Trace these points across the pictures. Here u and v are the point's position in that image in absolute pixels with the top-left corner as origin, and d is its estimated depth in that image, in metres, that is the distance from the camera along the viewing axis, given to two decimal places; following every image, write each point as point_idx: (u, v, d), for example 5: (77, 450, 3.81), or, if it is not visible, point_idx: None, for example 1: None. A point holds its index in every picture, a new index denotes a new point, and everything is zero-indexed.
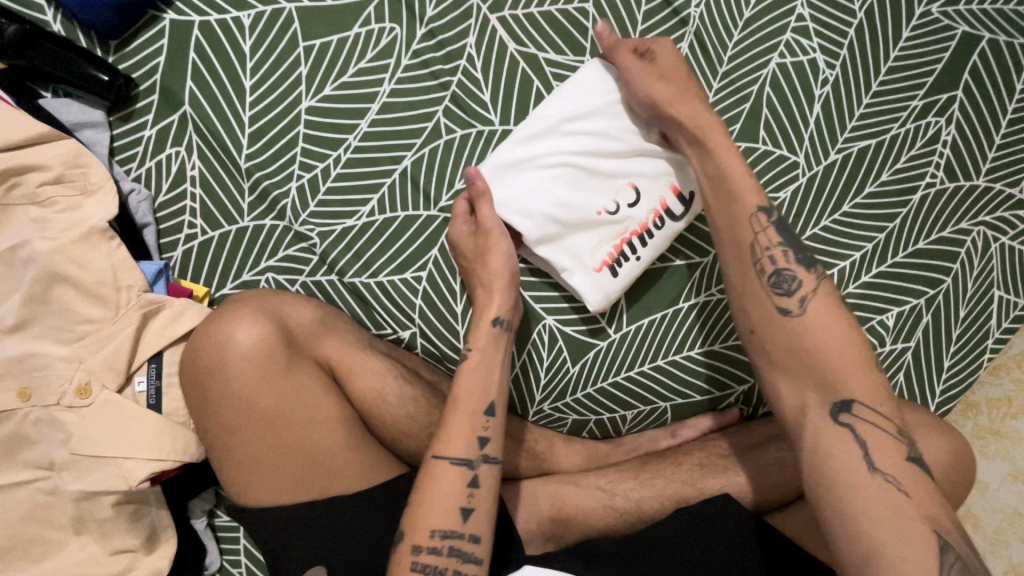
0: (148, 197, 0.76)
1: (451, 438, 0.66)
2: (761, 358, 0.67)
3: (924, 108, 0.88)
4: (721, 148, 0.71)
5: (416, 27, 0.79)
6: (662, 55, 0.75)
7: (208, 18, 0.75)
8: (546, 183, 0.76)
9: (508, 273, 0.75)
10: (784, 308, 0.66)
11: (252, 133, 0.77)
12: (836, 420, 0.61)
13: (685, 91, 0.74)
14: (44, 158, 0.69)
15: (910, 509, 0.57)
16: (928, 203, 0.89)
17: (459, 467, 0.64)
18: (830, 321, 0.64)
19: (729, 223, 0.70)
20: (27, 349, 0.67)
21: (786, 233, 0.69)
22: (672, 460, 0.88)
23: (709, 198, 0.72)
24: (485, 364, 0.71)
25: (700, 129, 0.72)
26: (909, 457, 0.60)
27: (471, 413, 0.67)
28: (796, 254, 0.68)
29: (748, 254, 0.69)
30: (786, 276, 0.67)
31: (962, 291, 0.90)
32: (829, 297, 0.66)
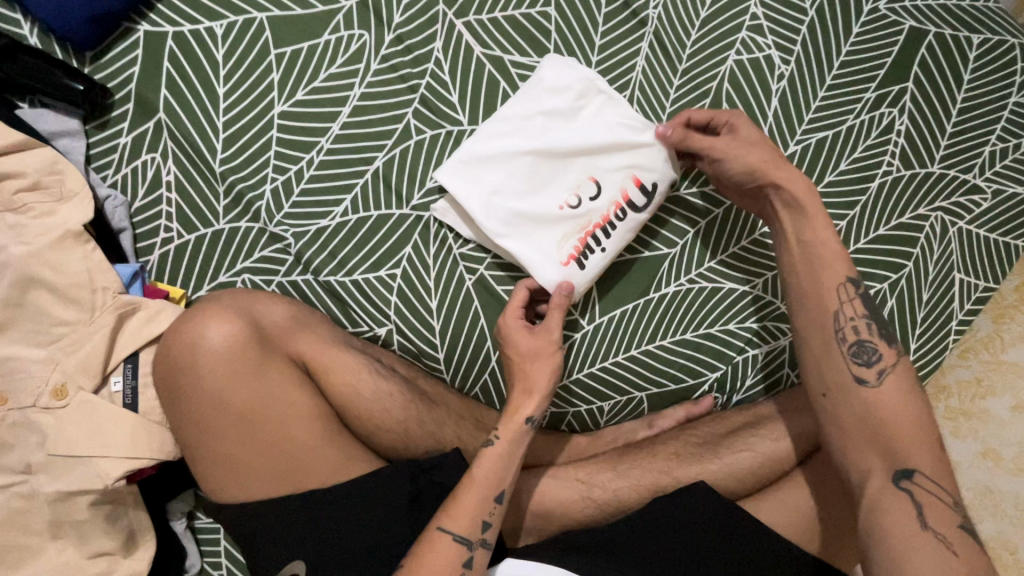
0: (124, 203, 0.77)
1: (459, 513, 0.66)
2: (829, 422, 0.70)
3: (877, 100, 0.91)
4: (819, 217, 0.74)
5: (384, 33, 0.81)
6: (741, 127, 0.79)
7: (182, 28, 0.78)
8: (506, 179, 0.79)
9: (549, 364, 0.73)
10: (861, 377, 0.69)
11: (226, 138, 0.79)
12: (896, 484, 0.63)
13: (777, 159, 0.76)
14: (20, 166, 0.70)
15: (959, 568, 0.58)
16: (886, 191, 0.92)
17: (460, 545, 0.65)
18: (906, 397, 0.67)
19: (815, 294, 0.73)
20: (3, 353, 0.68)
21: (871, 308, 0.72)
22: (649, 448, 0.89)
23: (794, 261, 0.75)
24: (508, 456, 0.70)
25: (801, 192, 0.74)
26: (963, 525, 0.61)
27: (482, 499, 0.67)
28: (879, 329, 0.71)
29: (830, 324, 0.72)
30: (868, 349, 0.70)
31: (924, 275, 0.93)
32: (910, 375, 0.69)
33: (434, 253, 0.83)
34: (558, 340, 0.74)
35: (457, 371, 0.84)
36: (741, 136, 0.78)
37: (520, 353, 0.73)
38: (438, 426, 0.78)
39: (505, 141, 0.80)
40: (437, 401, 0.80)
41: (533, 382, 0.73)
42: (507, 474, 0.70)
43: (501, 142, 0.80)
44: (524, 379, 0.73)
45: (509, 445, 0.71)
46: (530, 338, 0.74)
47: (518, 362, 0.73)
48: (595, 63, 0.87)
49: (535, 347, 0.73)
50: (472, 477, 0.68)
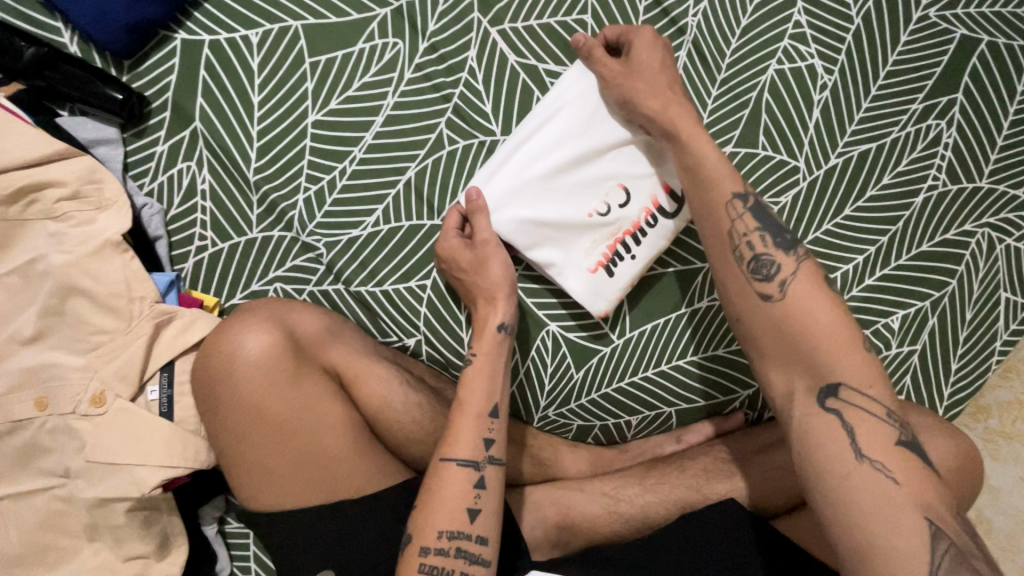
0: (160, 211, 0.78)
1: (456, 438, 0.67)
2: (750, 347, 0.66)
3: (923, 112, 0.88)
4: (697, 139, 0.71)
5: (418, 42, 0.81)
6: (640, 48, 0.76)
7: (218, 36, 0.78)
8: (528, 185, 0.78)
9: (499, 268, 0.76)
10: (766, 293, 0.64)
11: (260, 147, 0.79)
12: (824, 406, 0.60)
13: (665, 87, 0.74)
14: (61, 175, 0.71)
15: (902, 497, 0.56)
16: (932, 206, 0.89)
17: (466, 468, 0.66)
18: (810, 305, 0.63)
19: (708, 214, 0.69)
20: (44, 359, 0.69)
21: (764, 219, 0.68)
22: (677, 464, 0.88)
23: (687, 189, 0.71)
24: (489, 367, 0.73)
25: (675, 123, 0.72)
26: (900, 441, 0.59)
27: (479, 416, 0.69)
28: (775, 239, 0.67)
29: (729, 242, 0.67)
30: (766, 262, 0.66)
31: (968, 293, 0.90)
32: (813, 278, 0.64)
33: None
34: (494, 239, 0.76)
35: None
36: (633, 62, 0.76)
37: (466, 266, 0.77)
38: None
39: (528, 148, 0.78)
40: None
41: (488, 286, 0.76)
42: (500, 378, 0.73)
43: (523, 149, 0.78)
44: (482, 286, 0.76)
45: (489, 359, 0.73)
46: (467, 252, 0.77)
47: (470, 280, 0.77)
48: None
49: (474, 258, 0.76)
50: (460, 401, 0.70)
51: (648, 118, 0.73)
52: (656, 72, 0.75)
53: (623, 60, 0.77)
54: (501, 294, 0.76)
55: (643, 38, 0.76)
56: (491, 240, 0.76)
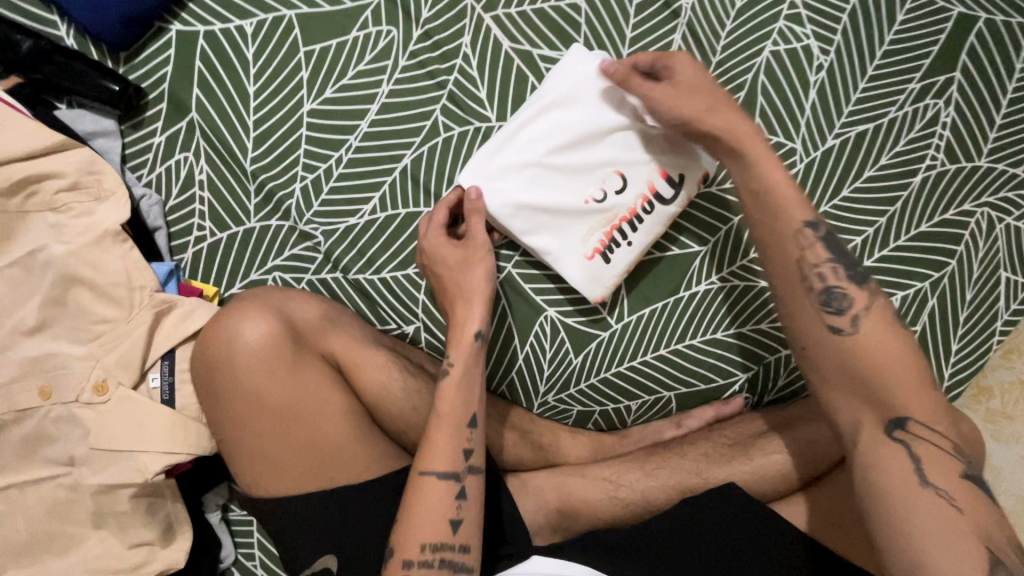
0: (159, 202, 0.78)
1: (436, 454, 0.66)
2: (814, 377, 0.65)
3: (921, 92, 0.88)
4: (769, 160, 0.68)
5: (412, 29, 0.81)
6: (682, 69, 0.73)
7: (213, 27, 0.78)
8: (526, 172, 0.78)
9: (479, 269, 0.74)
10: (836, 325, 0.64)
11: (257, 136, 0.79)
12: (889, 437, 0.59)
13: (724, 105, 0.71)
14: (60, 166, 0.72)
15: (966, 526, 0.55)
16: (930, 186, 0.89)
17: (447, 481, 0.65)
18: (887, 340, 0.62)
19: (777, 240, 0.67)
20: (46, 349, 0.70)
21: (836, 250, 0.67)
22: (677, 449, 0.88)
23: (750, 213, 0.70)
24: (466, 375, 0.71)
25: (743, 143, 0.69)
26: (964, 473, 0.58)
27: (456, 428, 0.67)
28: (847, 271, 0.66)
29: (796, 271, 0.67)
30: (837, 294, 0.65)
31: (968, 273, 0.90)
32: (883, 313, 0.64)
33: None
34: (485, 243, 0.75)
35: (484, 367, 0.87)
36: (680, 82, 0.73)
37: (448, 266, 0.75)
38: None
39: (526, 135, 0.78)
40: None
41: (466, 289, 0.74)
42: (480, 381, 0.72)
43: (521, 136, 0.78)
44: (459, 288, 0.74)
45: (467, 371, 0.71)
46: (456, 250, 0.75)
47: (450, 278, 0.75)
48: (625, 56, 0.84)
49: (463, 257, 0.75)
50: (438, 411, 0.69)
51: (710, 136, 0.71)
52: (710, 93, 0.72)
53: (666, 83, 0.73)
54: (478, 297, 0.73)
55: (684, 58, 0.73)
56: (482, 245, 0.75)
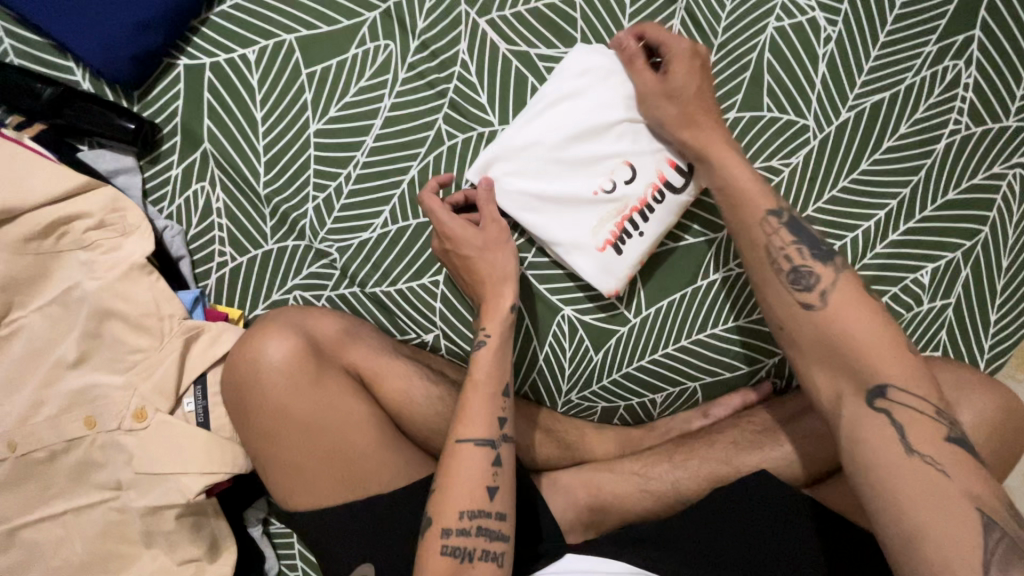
0: (180, 232, 0.81)
1: (471, 421, 0.67)
2: (794, 352, 0.65)
3: (938, 54, 0.84)
4: (727, 156, 0.71)
5: (409, 41, 0.81)
6: (677, 67, 0.74)
7: (218, 58, 0.80)
8: (533, 166, 0.78)
9: (507, 250, 0.76)
10: (806, 302, 0.64)
11: (267, 161, 0.81)
12: (873, 406, 0.58)
13: (698, 110, 0.74)
14: (87, 206, 0.75)
15: (955, 489, 0.54)
16: (955, 151, 0.85)
17: (483, 448, 0.66)
18: (855, 311, 0.62)
19: (743, 228, 0.70)
20: (89, 381, 0.74)
21: (801, 232, 0.68)
22: (706, 439, 0.87)
23: (721, 204, 0.72)
24: (501, 347, 0.72)
25: (707, 144, 0.73)
26: (950, 437, 0.56)
27: (491, 396, 0.69)
28: (812, 250, 0.67)
29: (766, 256, 0.68)
30: (804, 273, 0.65)
31: (1003, 239, 0.86)
32: (852, 286, 0.64)
33: None
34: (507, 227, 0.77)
35: None
36: (670, 82, 0.74)
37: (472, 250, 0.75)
38: None
39: (533, 130, 0.78)
40: None
41: (496, 270, 0.75)
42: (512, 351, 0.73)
43: (528, 131, 0.79)
44: (489, 267, 0.75)
45: (500, 342, 0.73)
46: (475, 233, 0.75)
47: (478, 259, 0.75)
48: None
49: (485, 240, 0.75)
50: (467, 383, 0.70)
51: (682, 145, 0.74)
52: (694, 97, 0.74)
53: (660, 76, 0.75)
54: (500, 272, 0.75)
55: (681, 54, 0.74)
56: (506, 232, 0.76)
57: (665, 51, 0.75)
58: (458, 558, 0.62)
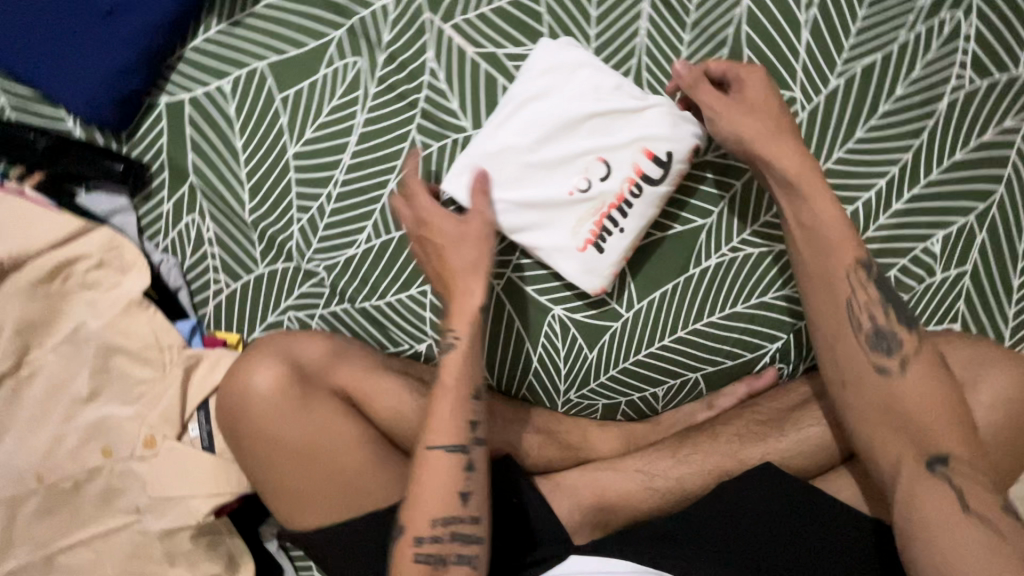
0: (176, 264, 0.84)
1: (439, 426, 0.68)
2: (855, 412, 0.68)
3: (933, 7, 0.78)
4: (822, 200, 0.70)
5: (376, 54, 0.82)
6: (750, 83, 0.74)
7: (195, 93, 0.82)
8: (506, 171, 0.77)
9: (481, 248, 0.74)
10: (880, 364, 0.67)
11: (251, 188, 0.83)
12: (932, 471, 0.62)
13: (784, 139, 0.72)
14: (86, 249, 0.79)
15: (1010, 552, 0.57)
16: (959, 108, 0.80)
17: (453, 453, 0.67)
18: (931, 389, 0.65)
19: (823, 278, 0.70)
20: (102, 414, 0.78)
21: (885, 292, 0.69)
22: (710, 431, 0.85)
23: (799, 245, 0.71)
24: (469, 348, 0.72)
25: (802, 174, 0.71)
26: (1003, 504, 0.60)
27: (459, 399, 0.69)
28: (894, 315, 0.69)
29: (844, 310, 0.69)
30: (884, 334, 0.67)
31: (1020, 198, 0.81)
32: (929, 362, 0.66)
33: None
34: (486, 221, 0.75)
35: (500, 374, 0.89)
36: (744, 99, 0.74)
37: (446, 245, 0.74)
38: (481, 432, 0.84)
39: (502, 134, 0.77)
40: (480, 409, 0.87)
41: (468, 266, 0.74)
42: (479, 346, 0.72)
43: (497, 136, 0.77)
44: (461, 263, 0.74)
45: (469, 343, 0.72)
46: (454, 226, 0.74)
47: (451, 254, 0.74)
48: (593, 38, 0.81)
49: (462, 232, 0.74)
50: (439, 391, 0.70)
51: (766, 167, 0.72)
52: (770, 116, 0.73)
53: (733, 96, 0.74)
54: (472, 278, 0.74)
55: (754, 72, 0.74)
56: (484, 223, 0.75)
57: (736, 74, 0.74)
58: (431, 565, 0.63)
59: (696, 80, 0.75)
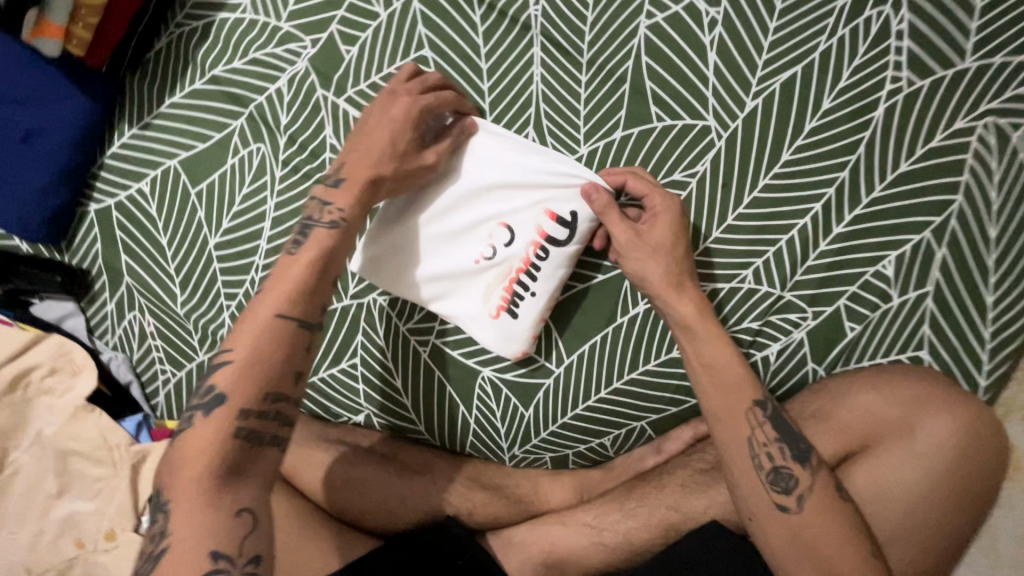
0: (124, 360, 0.90)
1: (189, 472, 0.54)
2: (763, 544, 0.66)
3: (855, 6, 0.70)
4: (715, 336, 0.69)
5: (278, 138, 0.82)
6: (658, 223, 0.70)
7: (121, 199, 0.86)
8: (409, 246, 0.77)
9: (308, 251, 0.64)
10: (783, 505, 0.65)
11: (181, 280, 0.86)
12: None
13: (682, 280, 0.70)
14: (37, 359, 0.85)
15: None
16: (899, 114, 0.71)
17: (196, 520, 0.52)
18: (830, 523, 0.64)
19: (726, 415, 0.68)
20: (67, 511, 0.82)
21: (784, 429, 0.68)
22: (656, 481, 0.83)
23: (706, 389, 0.69)
24: (255, 366, 0.58)
25: (698, 321, 0.69)
26: None
27: (227, 435, 0.55)
28: (792, 449, 0.67)
29: (747, 450, 0.67)
30: (785, 474, 0.66)
31: (984, 205, 0.71)
32: (826, 490, 0.66)
33: (383, 335, 0.85)
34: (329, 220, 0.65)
35: (442, 435, 0.88)
36: (648, 236, 0.70)
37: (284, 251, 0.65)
38: (420, 495, 0.85)
39: (403, 211, 0.76)
40: (422, 471, 0.87)
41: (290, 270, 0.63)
42: (285, 367, 0.59)
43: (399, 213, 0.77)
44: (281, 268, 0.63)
45: (258, 361, 0.58)
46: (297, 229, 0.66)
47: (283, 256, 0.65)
48: (487, 91, 0.77)
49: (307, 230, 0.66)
50: (208, 416, 0.56)
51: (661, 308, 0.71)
52: (671, 258, 0.70)
53: (638, 227, 0.71)
54: (283, 281, 0.62)
55: (665, 209, 0.70)
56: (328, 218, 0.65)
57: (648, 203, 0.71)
58: None
59: (607, 207, 0.69)
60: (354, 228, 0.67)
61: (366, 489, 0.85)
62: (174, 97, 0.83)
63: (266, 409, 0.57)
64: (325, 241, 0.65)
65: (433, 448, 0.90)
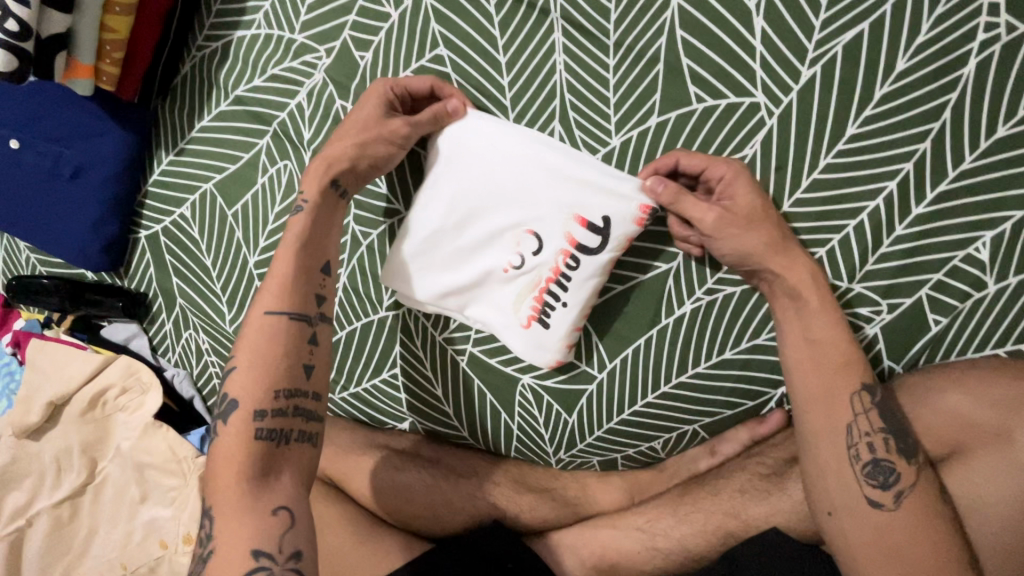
0: (185, 375, 0.95)
1: (225, 472, 0.60)
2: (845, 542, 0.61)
3: None
4: (824, 309, 0.63)
5: (302, 153, 0.81)
6: (739, 193, 0.64)
7: (166, 224, 0.90)
8: (436, 257, 0.74)
9: (291, 251, 0.68)
10: (876, 499, 0.60)
11: (227, 299, 0.88)
12: None
13: (781, 252, 0.63)
14: (110, 379, 0.92)
15: None
16: (995, 69, 0.59)
17: (239, 515, 0.57)
18: (930, 530, 0.58)
19: (828, 399, 0.62)
20: (149, 517, 0.88)
21: (890, 421, 0.62)
22: (712, 486, 0.78)
23: (807, 371, 0.63)
24: (260, 362, 0.63)
25: (804, 292, 0.63)
26: None
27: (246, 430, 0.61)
28: (896, 443, 0.61)
29: (845, 437, 0.62)
30: (883, 468, 0.60)
31: None
32: (929, 493, 0.60)
33: (421, 344, 0.84)
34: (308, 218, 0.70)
35: (486, 441, 0.87)
36: (736, 207, 0.64)
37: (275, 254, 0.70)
38: (467, 500, 0.85)
39: (428, 219, 0.73)
40: (467, 474, 0.87)
41: (280, 271, 0.68)
42: (289, 364, 0.64)
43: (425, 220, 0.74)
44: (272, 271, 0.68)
45: (261, 356, 0.64)
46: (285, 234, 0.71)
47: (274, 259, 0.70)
48: (508, 87, 0.72)
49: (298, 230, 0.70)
50: (229, 422, 0.62)
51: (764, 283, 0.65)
52: (765, 227, 0.63)
53: (720, 202, 0.65)
54: (272, 283, 0.67)
55: (746, 177, 0.63)
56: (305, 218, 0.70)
57: (716, 173, 0.64)
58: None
59: (678, 195, 0.64)
60: (326, 218, 0.71)
61: (413, 495, 0.86)
62: (203, 121, 0.84)
63: (281, 406, 0.62)
64: (302, 231, 0.70)
65: (478, 452, 0.89)
